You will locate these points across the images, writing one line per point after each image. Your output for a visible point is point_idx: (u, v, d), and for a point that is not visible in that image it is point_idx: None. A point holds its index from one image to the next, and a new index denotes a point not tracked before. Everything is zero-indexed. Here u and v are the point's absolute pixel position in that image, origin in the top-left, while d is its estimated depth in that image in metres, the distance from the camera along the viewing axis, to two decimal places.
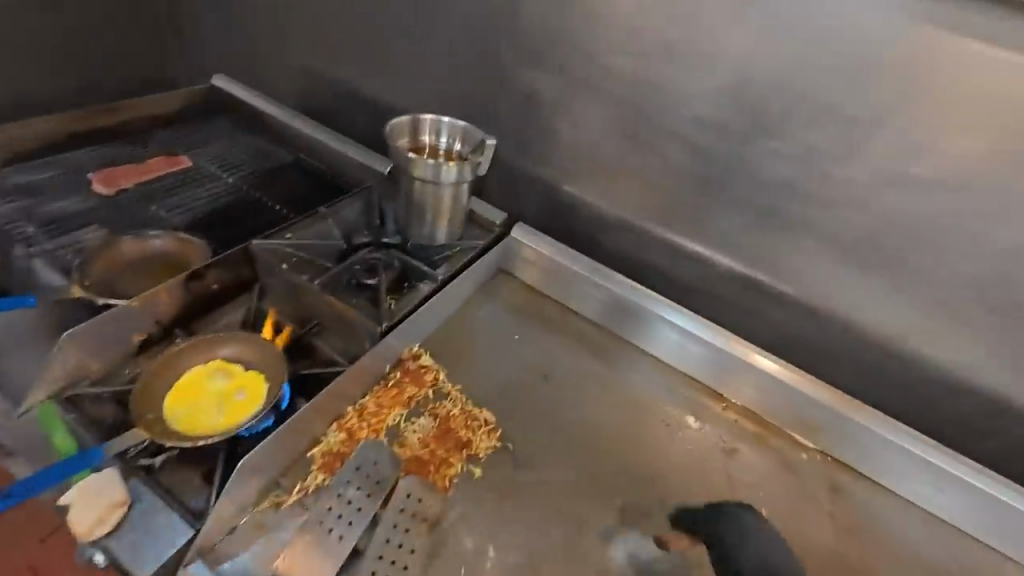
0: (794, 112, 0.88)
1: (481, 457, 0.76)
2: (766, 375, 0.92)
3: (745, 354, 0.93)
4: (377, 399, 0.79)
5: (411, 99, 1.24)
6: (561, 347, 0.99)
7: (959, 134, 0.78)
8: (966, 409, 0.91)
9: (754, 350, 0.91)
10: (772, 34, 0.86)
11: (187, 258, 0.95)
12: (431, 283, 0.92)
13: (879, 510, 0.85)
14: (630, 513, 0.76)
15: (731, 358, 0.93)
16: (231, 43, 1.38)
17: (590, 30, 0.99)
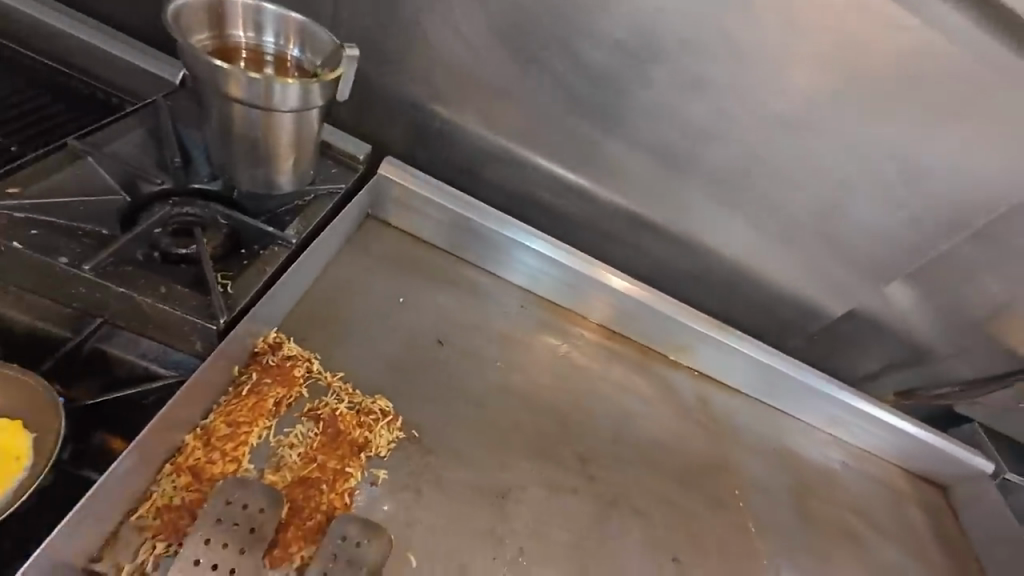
0: (683, 36, 0.82)
1: (383, 456, 0.65)
2: (628, 299, 0.95)
3: (599, 275, 0.94)
4: (228, 413, 0.60)
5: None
6: (456, 305, 0.88)
7: (820, 72, 0.83)
8: (786, 315, 1.13)
9: (605, 268, 0.92)
10: None
11: None
12: (284, 248, 0.68)
13: (733, 410, 1.02)
14: (546, 472, 0.75)
15: (602, 288, 0.94)
16: None
17: None
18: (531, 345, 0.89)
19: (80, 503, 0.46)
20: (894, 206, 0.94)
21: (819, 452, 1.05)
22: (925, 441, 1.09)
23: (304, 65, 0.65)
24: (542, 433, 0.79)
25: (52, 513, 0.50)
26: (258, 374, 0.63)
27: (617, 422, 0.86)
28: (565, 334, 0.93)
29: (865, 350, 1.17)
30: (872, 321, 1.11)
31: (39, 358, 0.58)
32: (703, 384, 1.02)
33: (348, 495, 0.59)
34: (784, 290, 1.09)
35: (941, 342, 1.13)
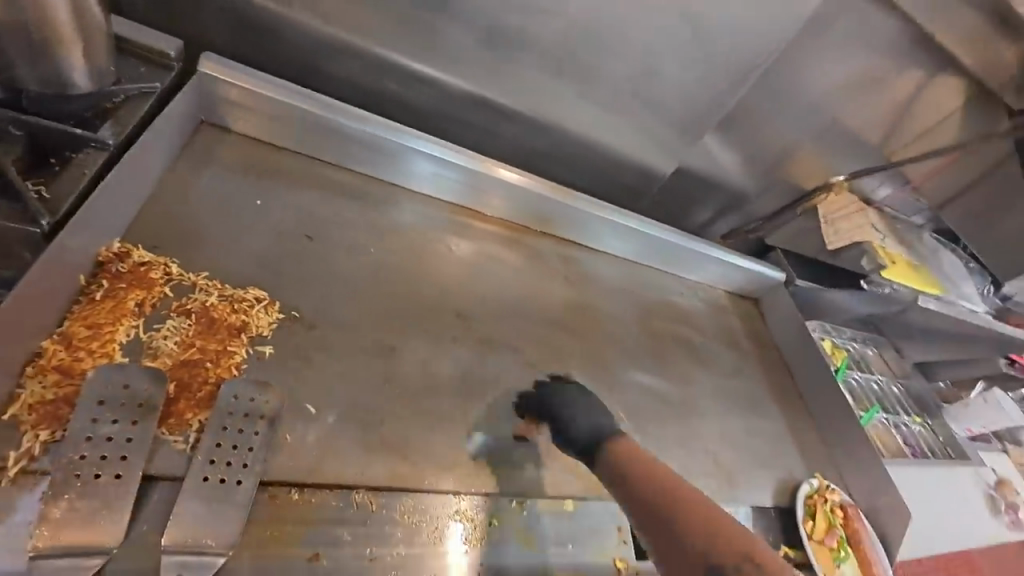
0: None
1: (266, 335, 0.70)
2: (506, 184, 1.07)
3: (489, 169, 1.05)
4: (88, 315, 0.60)
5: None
6: (319, 202, 0.91)
7: None
8: (626, 178, 1.31)
9: (493, 162, 1.03)
10: None
11: None
12: (100, 150, 0.64)
13: (591, 264, 1.20)
14: (427, 328, 0.86)
15: (477, 175, 1.04)
16: None
17: None
18: (401, 230, 0.97)
19: None
20: (694, 66, 1.09)
21: (661, 287, 1.30)
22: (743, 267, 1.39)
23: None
24: (419, 299, 0.89)
25: None
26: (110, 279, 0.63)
27: (487, 282, 1.00)
28: (431, 217, 1.02)
29: (682, 202, 1.45)
30: (687, 174, 1.36)
31: None
32: (562, 247, 1.18)
33: (233, 369, 0.64)
34: (622, 156, 1.25)
35: (740, 180, 1.41)
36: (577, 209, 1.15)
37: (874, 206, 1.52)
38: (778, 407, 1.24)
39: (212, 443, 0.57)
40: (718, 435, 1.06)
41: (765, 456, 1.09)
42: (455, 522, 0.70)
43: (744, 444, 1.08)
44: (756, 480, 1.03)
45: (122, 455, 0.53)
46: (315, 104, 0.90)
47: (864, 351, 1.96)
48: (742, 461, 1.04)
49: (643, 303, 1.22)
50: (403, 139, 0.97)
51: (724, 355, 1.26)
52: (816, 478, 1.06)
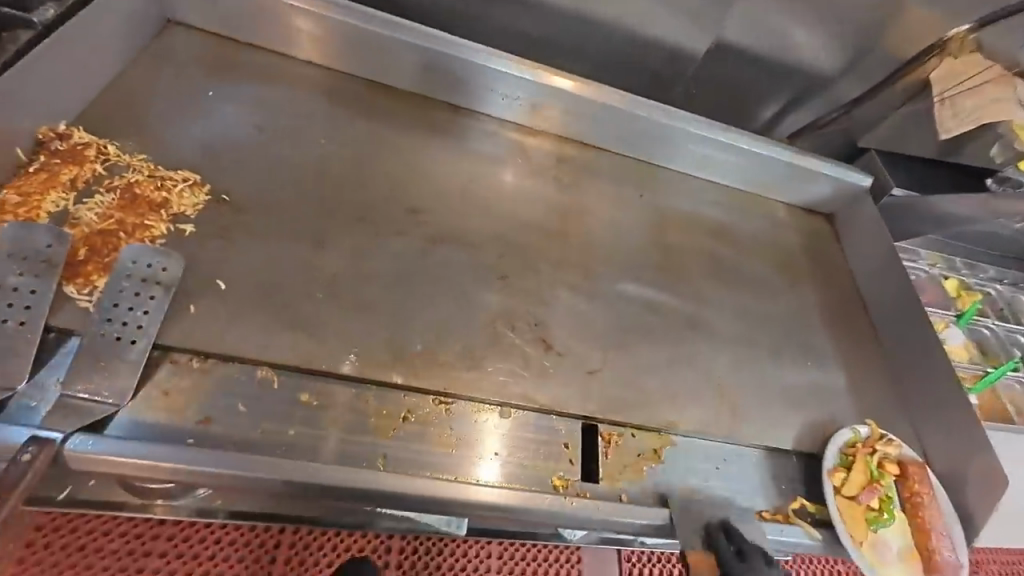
0: None
1: (189, 214, 0.70)
2: (562, 94, 0.97)
3: (542, 77, 0.96)
4: (21, 185, 0.64)
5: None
6: (275, 95, 0.87)
7: None
8: (647, 63, 1.09)
9: (546, 69, 0.93)
10: None
11: None
12: (32, 31, 0.66)
13: (595, 165, 1.03)
14: (370, 220, 0.79)
15: (530, 86, 0.96)
16: None
17: None
18: (362, 123, 0.91)
19: None
20: None
21: (687, 193, 1.07)
22: (813, 169, 1.09)
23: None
24: (369, 191, 0.83)
25: None
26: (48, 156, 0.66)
27: (453, 178, 0.90)
28: (399, 111, 0.94)
29: (730, 93, 1.16)
30: (733, 51, 1.08)
31: None
32: (558, 145, 1.02)
33: (146, 240, 0.65)
34: (639, 31, 1.02)
35: (812, 54, 1.08)
36: (639, 117, 1.01)
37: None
38: (833, 340, 0.98)
39: (111, 302, 0.59)
40: (732, 362, 0.86)
41: (797, 394, 0.87)
42: (450, 425, 0.68)
43: (768, 376, 0.87)
44: (776, 418, 0.83)
45: (26, 304, 0.56)
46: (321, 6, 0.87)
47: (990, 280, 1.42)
48: (759, 394, 0.85)
49: (658, 210, 1.02)
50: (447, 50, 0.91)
51: (766, 274, 1.02)
52: (868, 426, 0.82)
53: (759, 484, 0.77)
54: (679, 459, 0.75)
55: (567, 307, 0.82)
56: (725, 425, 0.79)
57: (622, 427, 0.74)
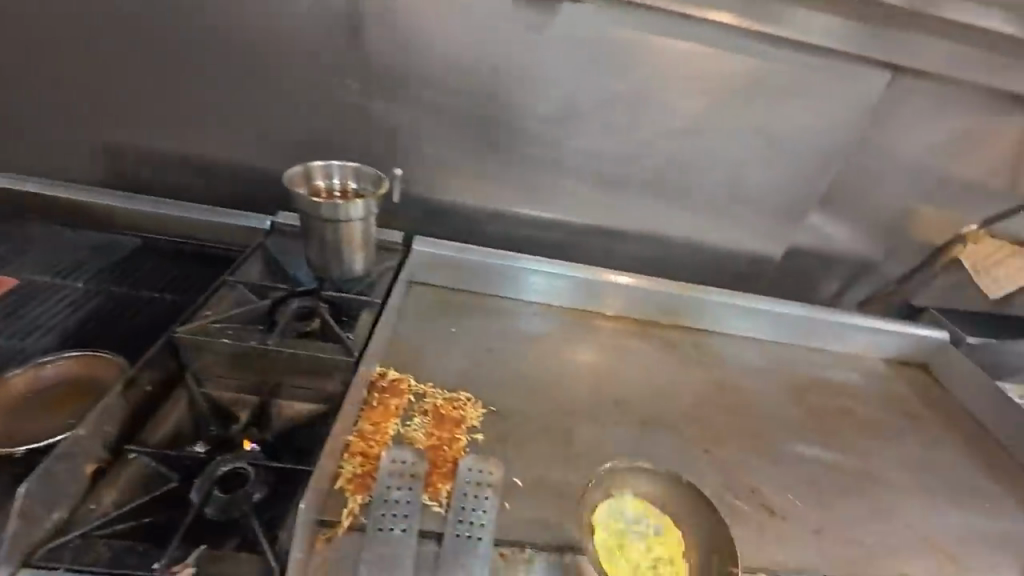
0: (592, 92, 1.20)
1: (477, 426, 0.91)
2: (714, 303, 1.29)
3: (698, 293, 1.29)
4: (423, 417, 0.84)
5: (266, 140, 1.25)
6: (494, 326, 1.17)
7: (680, 94, 1.21)
8: (742, 266, 1.44)
9: (702, 289, 1.28)
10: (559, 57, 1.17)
11: (91, 377, 0.83)
12: (372, 309, 1.00)
13: (728, 349, 1.28)
14: (593, 418, 1.00)
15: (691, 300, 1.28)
16: (29, 148, 1.25)
17: (421, 63, 1.17)
18: (562, 340, 1.18)
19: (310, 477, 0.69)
20: (775, 167, 1.29)
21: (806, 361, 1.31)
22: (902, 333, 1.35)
23: (370, 208, 0.97)
24: (582, 392, 1.05)
25: (291, 499, 0.73)
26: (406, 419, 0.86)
27: (636, 373, 1.14)
28: (580, 326, 1.24)
29: (801, 279, 1.52)
30: (802, 252, 1.46)
31: (251, 415, 0.85)
32: (696, 335, 1.29)
33: (461, 451, 0.85)
34: (736, 246, 1.41)
35: (858, 246, 1.46)
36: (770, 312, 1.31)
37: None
38: (997, 484, 1.07)
39: (460, 506, 0.76)
40: (924, 512, 0.96)
41: (993, 536, 0.94)
42: None
43: (961, 523, 0.95)
44: (994, 564, 0.89)
45: (406, 513, 0.74)
46: (527, 263, 1.25)
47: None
48: (964, 541, 0.92)
49: (791, 381, 1.23)
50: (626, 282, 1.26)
51: (900, 425, 1.18)
52: None
53: None
54: None
55: (767, 474, 0.96)
56: None
57: None
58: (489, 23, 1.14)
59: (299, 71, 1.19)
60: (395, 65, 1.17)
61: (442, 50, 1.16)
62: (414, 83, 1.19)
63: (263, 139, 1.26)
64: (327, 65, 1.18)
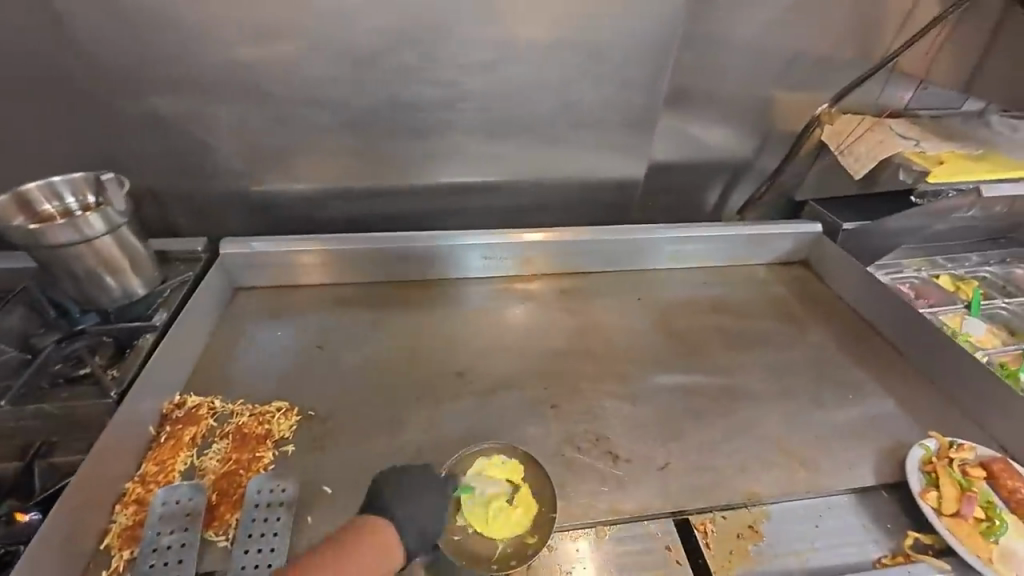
0: (377, 36, 1.07)
1: (288, 436, 0.83)
2: (580, 244, 1.19)
3: (561, 235, 1.19)
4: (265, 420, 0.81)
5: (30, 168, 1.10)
6: (329, 317, 1.09)
7: (474, 20, 1.08)
8: (603, 196, 1.36)
9: (564, 230, 1.17)
10: (325, 3, 1.02)
11: None
12: (153, 333, 0.89)
13: (591, 287, 1.21)
14: (430, 395, 0.92)
15: (555, 245, 1.18)
16: None
17: (168, 40, 1.01)
18: (411, 316, 1.10)
19: (31, 548, 0.60)
20: (604, 83, 1.18)
21: (678, 283, 1.25)
22: (781, 233, 1.29)
23: (111, 219, 0.83)
24: (422, 369, 0.98)
25: None
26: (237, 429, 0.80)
27: (486, 334, 1.07)
28: (429, 297, 1.15)
29: (675, 196, 1.45)
30: (662, 169, 1.39)
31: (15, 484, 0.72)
32: (560, 280, 1.22)
33: (260, 470, 0.77)
34: (593, 176, 1.32)
35: (717, 151, 1.39)
36: (640, 241, 1.22)
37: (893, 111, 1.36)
38: (864, 369, 1.04)
39: (246, 534, 0.68)
40: (781, 416, 0.92)
41: (852, 425, 0.91)
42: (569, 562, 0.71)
43: (821, 419, 0.92)
44: (849, 454, 0.86)
45: (177, 558, 0.65)
46: (363, 241, 1.12)
47: (955, 272, 1.64)
48: (820, 437, 0.89)
49: (659, 306, 1.17)
50: (476, 241, 1.15)
51: (772, 329, 1.14)
52: (934, 438, 0.85)
53: (859, 537, 0.77)
54: (780, 534, 0.76)
55: (615, 413, 0.91)
56: (803, 481, 0.82)
57: (711, 512, 0.78)
58: None
59: (31, 77, 1.02)
60: (145, 47, 1.02)
61: (187, 20, 1.00)
62: (175, 63, 1.04)
63: (29, 166, 1.10)
64: (61, 64, 1.01)
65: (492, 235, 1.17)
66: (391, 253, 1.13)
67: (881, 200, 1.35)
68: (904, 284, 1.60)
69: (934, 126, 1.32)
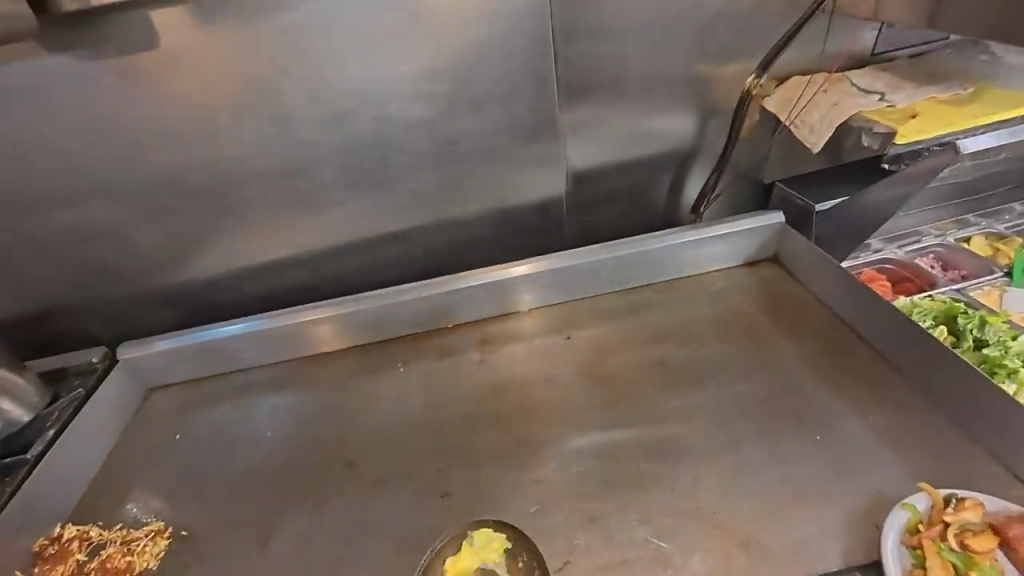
0: (226, 111, 0.98)
1: (152, 567, 0.76)
2: (499, 283, 1.07)
3: (476, 276, 1.07)
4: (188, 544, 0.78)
5: None
6: (231, 407, 1.02)
7: (325, 72, 0.98)
8: (525, 219, 1.22)
9: (476, 270, 1.05)
10: (160, 91, 0.94)
11: None
12: (28, 463, 0.86)
13: (514, 331, 1.07)
14: (312, 495, 0.83)
15: (470, 290, 1.07)
16: None
17: (11, 164, 0.95)
18: (315, 394, 1.01)
19: None
20: (488, 105, 1.06)
21: (616, 310, 1.07)
22: (736, 230, 1.10)
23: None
24: (313, 461, 0.88)
25: None
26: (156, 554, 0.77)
27: (389, 407, 0.96)
28: (335, 371, 1.05)
29: (615, 204, 1.27)
30: (592, 178, 1.22)
31: None
32: (479, 328, 1.08)
33: None
34: (507, 205, 1.19)
35: (652, 147, 1.21)
36: (566, 268, 1.08)
37: (852, 53, 1.12)
38: (841, 394, 0.83)
39: None
40: (721, 478, 0.74)
41: (815, 480, 0.71)
42: None
43: (771, 475, 0.73)
44: (805, 524, 0.67)
45: None
46: (266, 319, 1.06)
47: (993, 230, 1.33)
48: (769, 503, 0.70)
49: (589, 343, 1.01)
50: (381, 299, 1.06)
51: (724, 353, 0.94)
52: (925, 493, 0.64)
53: None
54: None
55: (515, 495, 0.77)
56: (742, 569, 0.64)
57: None
58: (54, 87, 0.91)
59: None
60: None
61: (23, 139, 0.94)
62: (27, 182, 0.97)
63: None
64: None
65: (399, 291, 1.07)
66: (292, 329, 1.06)
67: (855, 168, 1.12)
68: (926, 256, 1.31)
69: (907, 70, 1.08)
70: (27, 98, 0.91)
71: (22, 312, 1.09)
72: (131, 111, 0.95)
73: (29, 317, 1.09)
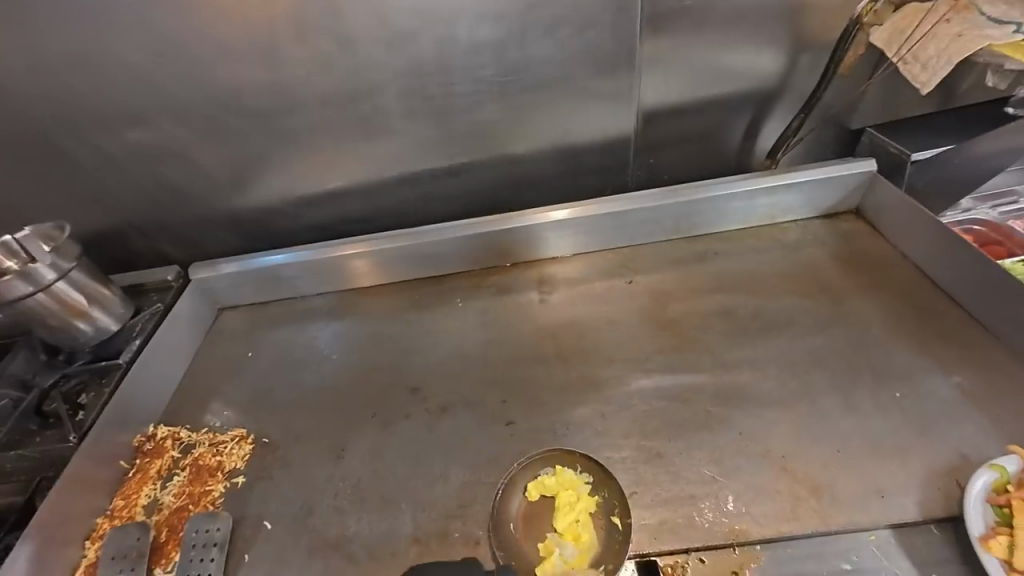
0: (289, 27, 0.94)
1: (239, 468, 0.83)
2: (563, 223, 1.03)
3: (540, 215, 1.03)
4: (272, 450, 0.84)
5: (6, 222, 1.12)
6: (297, 329, 1.06)
7: None
8: (588, 158, 1.17)
9: (541, 209, 1.02)
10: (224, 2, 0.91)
11: None
12: (120, 367, 0.92)
13: (574, 272, 1.05)
14: (381, 414, 0.87)
15: (532, 228, 1.04)
16: None
17: (84, 77, 0.95)
18: (377, 322, 1.04)
19: None
20: (561, 27, 0.98)
21: (682, 257, 1.04)
22: (823, 178, 1.02)
23: (60, 265, 0.87)
24: (379, 384, 0.92)
25: None
26: (244, 459, 0.83)
27: (449, 338, 0.98)
28: (395, 302, 1.07)
29: (683, 146, 1.19)
30: (663, 116, 1.14)
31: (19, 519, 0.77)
32: (538, 268, 1.07)
33: (208, 505, 0.78)
34: (571, 141, 1.13)
35: (733, 83, 1.11)
36: (635, 211, 1.03)
37: None
38: (925, 352, 0.79)
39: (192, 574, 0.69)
40: (791, 427, 0.73)
41: (893, 436, 0.70)
42: None
43: (844, 426, 0.72)
44: (879, 475, 0.67)
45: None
46: (329, 248, 1.06)
47: None
48: (843, 454, 0.69)
49: (652, 289, 0.99)
50: (442, 233, 1.05)
51: (797, 305, 0.91)
52: (1017, 456, 0.62)
53: None
54: None
55: (579, 428, 0.79)
56: (813, 513, 0.65)
57: (685, 553, 0.64)
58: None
59: None
60: (61, 86, 0.96)
61: (94, 51, 0.93)
62: (99, 98, 0.98)
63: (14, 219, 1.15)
64: None
65: (460, 226, 1.05)
66: (354, 259, 1.07)
67: (950, 119, 1.05)
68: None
69: None
70: (95, 8, 0.89)
71: (101, 230, 1.14)
72: (197, 24, 0.92)
73: (107, 234, 1.14)
